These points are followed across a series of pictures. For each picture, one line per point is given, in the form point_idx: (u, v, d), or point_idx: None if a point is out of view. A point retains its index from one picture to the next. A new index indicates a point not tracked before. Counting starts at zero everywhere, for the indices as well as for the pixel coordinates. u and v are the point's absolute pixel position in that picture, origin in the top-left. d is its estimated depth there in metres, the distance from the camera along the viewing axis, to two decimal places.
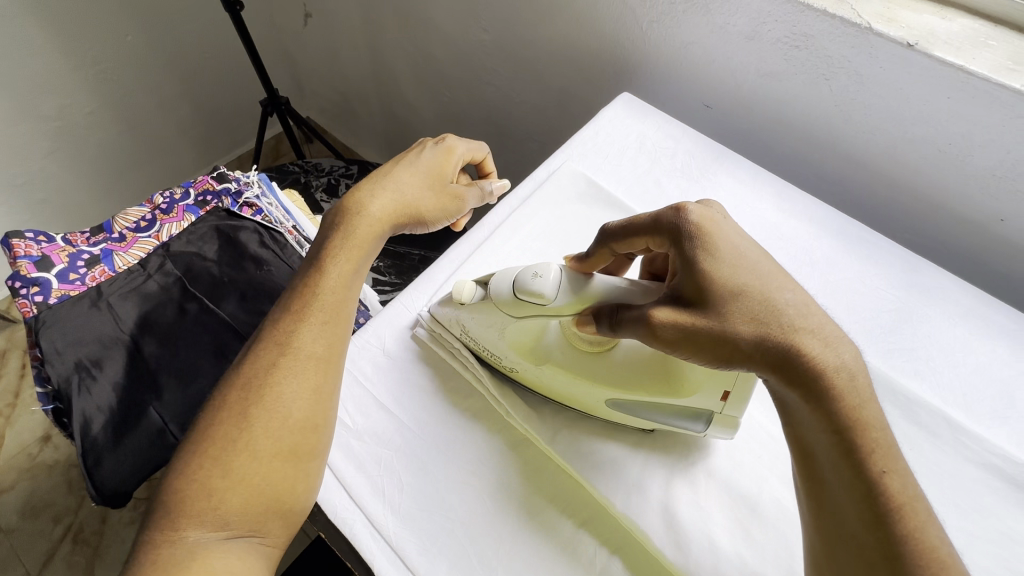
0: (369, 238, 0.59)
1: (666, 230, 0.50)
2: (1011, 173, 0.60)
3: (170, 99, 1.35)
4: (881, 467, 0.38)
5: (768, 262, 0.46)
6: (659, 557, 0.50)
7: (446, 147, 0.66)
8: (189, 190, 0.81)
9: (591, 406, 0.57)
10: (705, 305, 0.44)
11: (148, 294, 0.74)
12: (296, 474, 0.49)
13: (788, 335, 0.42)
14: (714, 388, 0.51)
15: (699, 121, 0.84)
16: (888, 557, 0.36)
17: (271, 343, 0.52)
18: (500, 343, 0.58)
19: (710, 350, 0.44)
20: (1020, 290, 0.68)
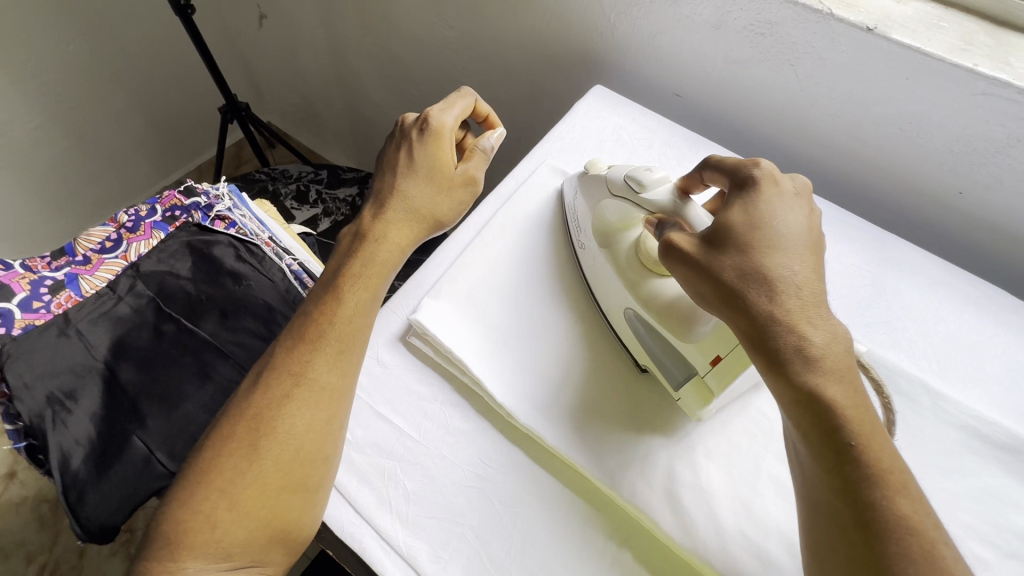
0: (389, 261, 0.53)
1: (738, 178, 0.47)
2: (969, 148, 0.60)
3: (120, 109, 1.29)
4: (848, 441, 0.37)
5: (793, 241, 0.43)
6: (670, 544, 0.46)
7: (436, 129, 0.56)
8: (155, 206, 0.68)
9: (609, 306, 0.56)
10: (706, 245, 0.44)
11: (121, 319, 0.60)
12: (303, 509, 0.44)
13: (767, 300, 0.41)
14: (707, 348, 0.48)
15: (672, 112, 0.82)
16: (859, 524, 0.36)
17: (284, 373, 0.46)
18: (582, 215, 0.60)
19: (693, 282, 0.45)
20: (981, 259, 0.68)
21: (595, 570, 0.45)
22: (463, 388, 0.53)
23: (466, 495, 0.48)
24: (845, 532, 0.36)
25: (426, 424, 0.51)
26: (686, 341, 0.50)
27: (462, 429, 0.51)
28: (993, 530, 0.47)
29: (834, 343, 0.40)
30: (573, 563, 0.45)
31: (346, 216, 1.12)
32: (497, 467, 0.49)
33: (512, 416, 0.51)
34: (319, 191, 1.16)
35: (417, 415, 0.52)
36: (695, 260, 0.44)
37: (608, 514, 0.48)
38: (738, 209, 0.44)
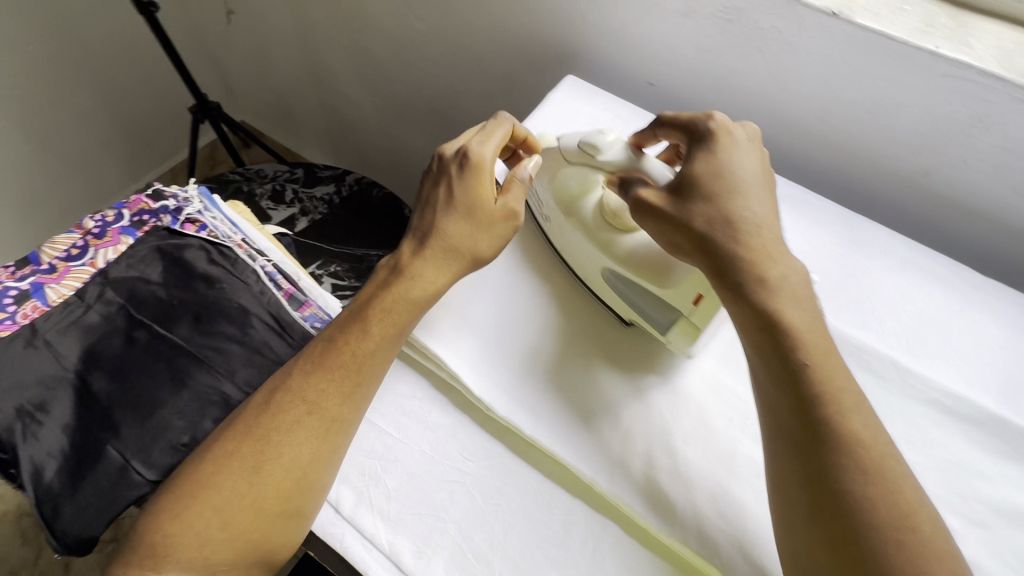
0: (420, 295, 0.52)
1: (694, 132, 0.51)
2: (933, 129, 0.62)
3: (86, 112, 1.26)
4: (804, 362, 0.42)
5: (750, 185, 0.48)
6: (650, 530, 0.46)
7: (476, 161, 0.53)
8: (123, 210, 0.66)
9: (587, 273, 0.58)
10: (676, 198, 0.48)
11: (90, 328, 0.58)
12: (294, 532, 0.45)
13: (732, 240, 0.46)
14: (688, 290, 0.51)
15: (645, 101, 0.82)
16: (810, 438, 0.41)
17: (301, 399, 0.47)
18: (540, 187, 0.61)
19: (664, 233, 0.49)
20: (948, 237, 0.70)
21: (577, 557, 0.46)
22: (442, 384, 0.53)
23: (447, 489, 0.48)
24: (798, 447, 0.41)
25: (404, 421, 0.51)
26: (667, 288, 0.52)
27: (441, 424, 0.51)
28: (961, 500, 0.49)
29: (790, 274, 0.46)
30: (555, 551, 0.46)
31: (324, 215, 1.10)
32: (477, 459, 0.49)
33: (490, 409, 0.51)
34: (295, 190, 1.14)
35: (395, 412, 0.51)
36: (667, 214, 0.48)
37: (589, 502, 0.48)
38: (701, 159, 0.49)
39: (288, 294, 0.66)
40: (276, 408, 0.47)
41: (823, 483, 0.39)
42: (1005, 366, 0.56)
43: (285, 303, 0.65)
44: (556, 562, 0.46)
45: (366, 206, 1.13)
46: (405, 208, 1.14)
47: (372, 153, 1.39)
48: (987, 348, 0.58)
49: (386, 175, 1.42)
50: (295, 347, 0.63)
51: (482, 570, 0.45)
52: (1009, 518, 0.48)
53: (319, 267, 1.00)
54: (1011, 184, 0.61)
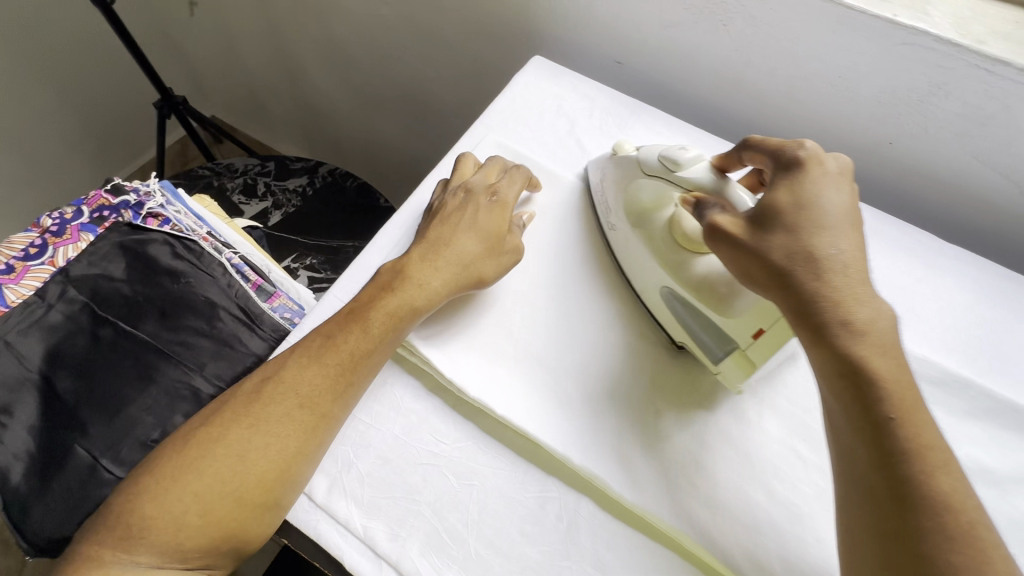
0: (421, 298, 0.51)
1: (782, 159, 0.47)
2: (895, 99, 0.62)
3: (48, 111, 1.22)
4: (889, 414, 0.37)
5: (841, 221, 0.43)
6: (622, 502, 0.47)
7: (500, 200, 0.58)
8: (82, 207, 0.65)
9: (645, 287, 0.56)
10: (754, 228, 0.44)
11: (52, 327, 0.57)
12: (268, 525, 0.44)
13: (815, 279, 0.41)
14: (747, 323, 0.48)
15: (614, 80, 0.82)
16: (895, 497, 0.35)
17: (293, 391, 0.46)
18: (610, 197, 0.59)
19: (736, 262, 0.45)
20: (912, 205, 0.71)
21: (553, 533, 0.46)
22: (414, 369, 0.53)
23: (421, 473, 0.48)
24: (880, 505, 0.36)
25: (376, 407, 0.51)
26: (726, 316, 0.49)
27: (414, 408, 0.51)
28: None
29: (881, 318, 0.40)
30: (530, 528, 0.46)
31: (297, 208, 1.09)
32: (451, 442, 0.50)
33: (461, 391, 0.51)
34: (267, 183, 1.12)
35: (368, 399, 0.51)
36: (742, 243, 0.44)
37: (562, 478, 0.49)
38: (783, 189, 0.44)
39: (255, 285, 0.66)
40: (269, 396, 0.46)
41: (905, 547, 0.34)
42: (968, 329, 0.58)
43: (254, 294, 0.65)
44: (531, 539, 0.46)
45: (340, 197, 1.11)
46: (380, 199, 1.13)
47: (346, 144, 1.37)
48: (950, 312, 0.59)
49: (361, 166, 1.41)
50: (266, 339, 0.63)
51: (456, 550, 0.45)
52: (972, 476, 0.49)
53: (295, 260, 0.99)
54: (971, 150, 0.62)
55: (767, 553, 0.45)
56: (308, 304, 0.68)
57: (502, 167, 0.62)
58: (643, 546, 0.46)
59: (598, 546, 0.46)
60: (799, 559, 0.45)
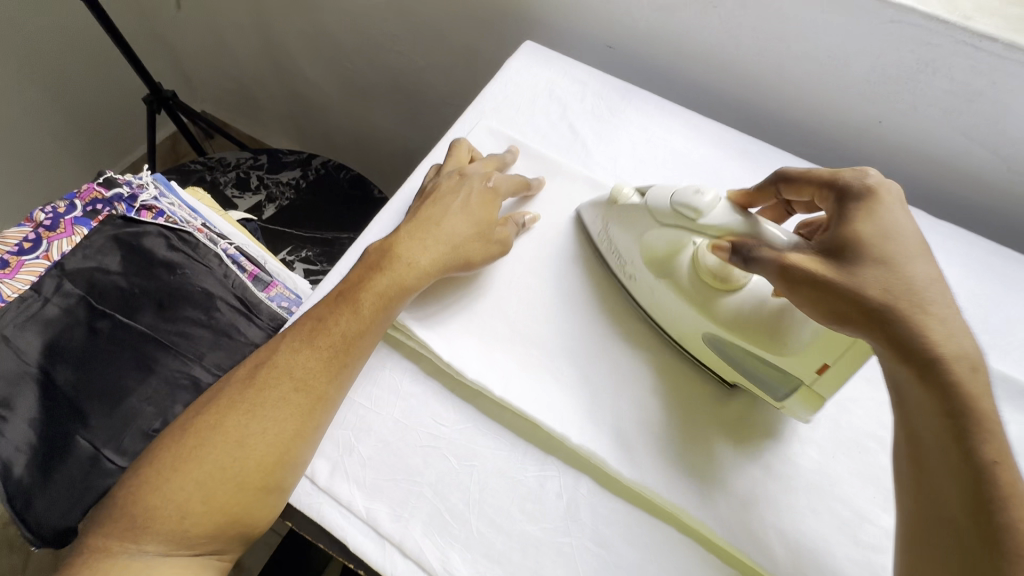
0: (410, 279, 0.52)
1: (839, 188, 0.44)
2: (884, 77, 0.63)
3: (36, 109, 1.21)
4: (993, 458, 0.34)
5: (923, 249, 0.40)
6: (620, 479, 0.48)
7: (492, 189, 0.58)
8: (75, 201, 0.65)
9: (685, 335, 0.52)
10: (838, 264, 0.40)
11: (49, 321, 0.57)
12: (272, 508, 0.45)
13: (919, 314, 0.37)
14: (810, 360, 0.44)
15: (606, 64, 0.82)
16: (985, 543, 0.33)
17: (287, 376, 0.47)
18: (622, 247, 0.55)
19: (824, 304, 0.39)
20: (902, 183, 0.71)
21: (553, 509, 0.47)
22: (412, 353, 0.54)
23: (421, 455, 0.49)
24: (965, 547, 0.33)
25: (376, 391, 0.51)
26: (783, 355, 0.45)
27: (413, 392, 0.52)
28: None
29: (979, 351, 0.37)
30: (530, 506, 0.47)
31: (291, 201, 1.08)
32: (451, 424, 0.50)
33: (460, 373, 0.51)
34: (260, 177, 1.12)
35: (367, 384, 0.52)
36: (836, 283, 0.39)
37: (560, 456, 0.49)
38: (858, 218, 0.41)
39: (253, 275, 0.67)
40: (262, 382, 0.47)
41: None
42: (958, 303, 0.58)
43: (251, 284, 0.66)
44: (532, 516, 0.47)
45: (334, 188, 1.11)
46: (374, 189, 1.12)
47: (338, 136, 1.36)
48: None
49: (354, 158, 1.40)
50: (263, 327, 0.63)
51: (458, 528, 0.46)
52: None
53: (290, 253, 1.00)
54: (960, 127, 0.63)
55: (763, 525, 0.46)
56: (305, 293, 0.69)
57: (500, 163, 0.63)
58: (642, 521, 0.47)
59: (599, 522, 0.47)
60: (795, 529, 0.46)
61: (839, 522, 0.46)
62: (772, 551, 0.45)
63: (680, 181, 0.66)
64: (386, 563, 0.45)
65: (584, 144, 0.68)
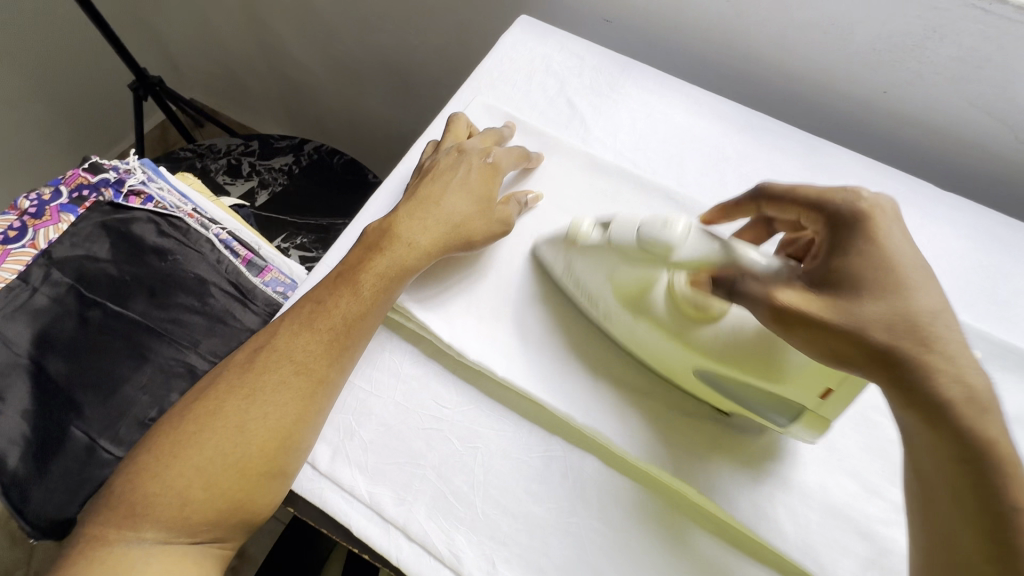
0: (409, 260, 0.50)
1: (831, 215, 0.43)
2: (890, 45, 0.61)
3: (19, 99, 1.18)
4: (1012, 500, 0.33)
5: (921, 278, 0.39)
6: (627, 458, 0.47)
7: (492, 164, 0.57)
8: (60, 187, 0.63)
9: (675, 371, 0.48)
10: (831, 300, 0.38)
11: (38, 311, 0.56)
12: (275, 494, 0.44)
13: (922, 351, 0.36)
14: (813, 385, 0.41)
15: (602, 38, 0.80)
16: None
17: (286, 359, 0.46)
18: (592, 283, 0.50)
19: (820, 345, 0.38)
20: (906, 154, 0.70)
21: (559, 490, 0.46)
22: (412, 335, 0.53)
23: (424, 438, 0.48)
24: None
25: (377, 374, 0.50)
26: (783, 385, 0.42)
27: (414, 374, 0.51)
28: None
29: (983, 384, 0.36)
30: (535, 487, 0.46)
31: (284, 187, 1.06)
32: (452, 406, 0.49)
33: (461, 355, 0.50)
34: (251, 163, 1.09)
35: (367, 368, 0.51)
36: (829, 320, 0.37)
37: (565, 436, 0.49)
38: (853, 247, 0.40)
39: (247, 261, 0.65)
40: (262, 366, 0.45)
41: None
42: (964, 274, 0.58)
43: (244, 270, 0.64)
44: (538, 498, 0.46)
45: (327, 173, 1.09)
46: (368, 173, 1.11)
47: (329, 121, 1.34)
48: (946, 260, 0.59)
49: (346, 143, 1.38)
50: (259, 314, 0.62)
51: (463, 511, 0.45)
52: None
53: (285, 240, 0.98)
54: (967, 96, 0.61)
55: (772, 501, 0.45)
56: (301, 278, 0.65)
57: (499, 136, 0.61)
58: (649, 501, 0.46)
59: (606, 502, 0.46)
60: (804, 506, 0.45)
61: (848, 497, 0.46)
62: (781, 526, 0.44)
63: (682, 155, 0.64)
64: (391, 547, 0.44)
65: (582, 120, 0.66)
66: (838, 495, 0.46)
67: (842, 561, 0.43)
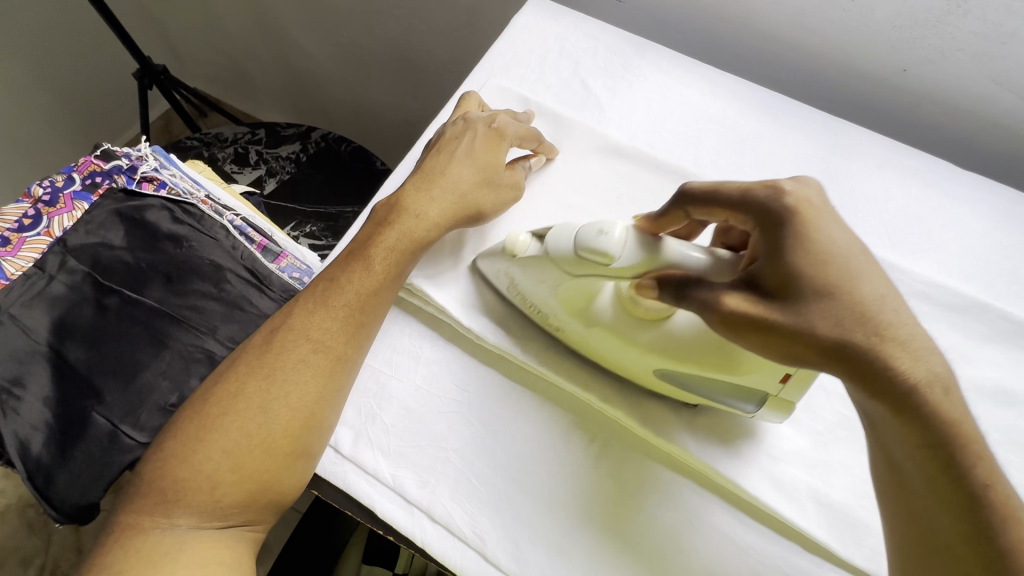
0: (420, 235, 0.50)
1: (762, 214, 0.39)
2: (910, 21, 0.59)
3: (25, 89, 1.17)
4: (983, 482, 0.32)
5: (862, 263, 0.37)
6: (648, 437, 0.47)
7: (498, 129, 0.55)
8: (72, 174, 0.62)
9: (634, 373, 0.47)
10: (775, 303, 0.36)
11: (56, 299, 0.56)
12: (302, 474, 0.44)
13: (874, 343, 0.34)
14: (773, 371, 0.41)
15: (616, 19, 0.79)
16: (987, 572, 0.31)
17: (303, 337, 0.45)
18: (536, 298, 0.49)
19: (775, 348, 0.36)
20: (925, 134, 0.69)
21: (579, 471, 0.46)
22: (430, 319, 0.52)
23: (445, 421, 0.48)
24: None
25: (397, 357, 0.50)
26: (744, 374, 0.42)
27: (434, 357, 0.51)
28: None
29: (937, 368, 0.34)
30: (557, 468, 0.46)
31: (292, 175, 1.06)
32: (474, 389, 0.49)
33: (481, 337, 0.50)
34: (259, 151, 1.09)
35: (387, 351, 0.51)
36: (774, 321, 0.36)
37: (588, 417, 0.49)
38: (793, 243, 0.37)
39: (261, 246, 0.65)
40: (279, 347, 0.45)
41: None
42: (984, 256, 0.57)
43: (260, 256, 0.64)
44: (560, 479, 0.46)
45: (335, 160, 1.08)
46: (376, 160, 1.10)
47: (335, 109, 1.33)
48: (966, 240, 0.58)
49: (352, 130, 1.37)
50: (276, 299, 0.62)
51: (488, 492, 0.45)
52: (993, 396, 0.50)
53: (294, 228, 0.98)
54: (989, 73, 0.60)
55: (794, 480, 0.45)
56: (315, 264, 0.67)
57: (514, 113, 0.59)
58: (670, 482, 0.46)
59: (625, 483, 0.46)
60: (827, 486, 0.45)
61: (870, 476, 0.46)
62: (804, 505, 0.44)
63: (698, 136, 0.64)
64: (415, 528, 0.44)
65: (597, 101, 0.66)
66: (860, 474, 0.46)
67: (864, 539, 0.43)
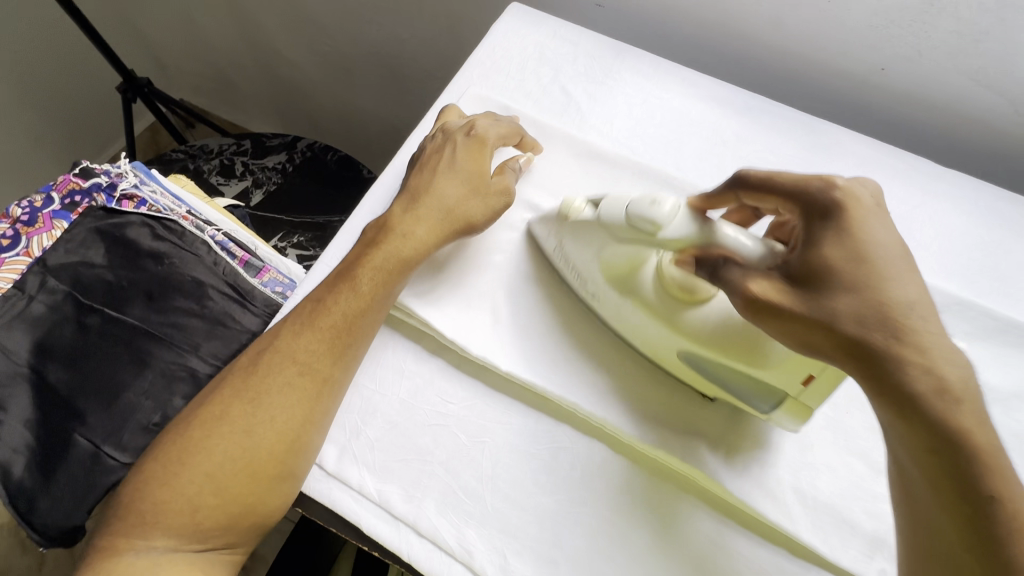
0: (406, 254, 0.50)
1: (812, 204, 0.40)
2: (886, 21, 0.60)
3: (7, 105, 1.16)
4: (991, 490, 0.32)
5: (904, 266, 0.36)
6: (635, 444, 0.47)
7: (480, 137, 0.54)
8: (51, 193, 0.62)
9: (659, 353, 0.49)
10: (802, 291, 0.37)
11: (36, 319, 0.55)
12: (286, 496, 0.43)
13: (898, 344, 0.34)
14: (795, 371, 0.41)
15: (595, 23, 0.79)
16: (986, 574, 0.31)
17: (288, 360, 0.45)
18: (580, 264, 0.51)
19: (792, 332, 0.37)
20: (905, 131, 0.70)
21: (567, 480, 0.46)
22: (415, 331, 0.52)
23: (431, 434, 0.48)
24: None
25: (381, 371, 0.50)
26: (765, 370, 0.42)
27: (418, 370, 0.50)
28: None
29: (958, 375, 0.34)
30: (543, 478, 0.46)
31: (279, 186, 1.05)
32: (459, 402, 0.49)
33: (465, 350, 0.50)
34: (245, 163, 1.08)
35: (371, 366, 0.50)
36: (794, 308, 0.37)
37: (574, 425, 0.49)
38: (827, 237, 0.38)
39: (243, 261, 0.64)
40: (265, 370, 0.45)
41: None
42: (966, 253, 0.57)
43: (242, 270, 0.63)
44: (547, 489, 0.46)
45: (321, 170, 1.08)
46: (364, 169, 1.10)
47: (322, 118, 1.32)
48: (948, 237, 0.58)
49: (339, 139, 1.36)
50: (258, 314, 0.61)
51: (474, 505, 0.45)
52: None
53: (281, 240, 0.97)
54: (967, 70, 0.60)
55: (781, 483, 0.45)
56: (299, 276, 0.66)
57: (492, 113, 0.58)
58: (658, 488, 0.46)
59: (612, 490, 0.46)
60: (814, 489, 0.45)
61: (857, 477, 0.46)
62: (791, 509, 0.44)
63: (680, 140, 0.64)
64: (402, 543, 0.44)
65: (578, 107, 0.66)
66: (846, 476, 0.46)
67: (851, 541, 0.43)
